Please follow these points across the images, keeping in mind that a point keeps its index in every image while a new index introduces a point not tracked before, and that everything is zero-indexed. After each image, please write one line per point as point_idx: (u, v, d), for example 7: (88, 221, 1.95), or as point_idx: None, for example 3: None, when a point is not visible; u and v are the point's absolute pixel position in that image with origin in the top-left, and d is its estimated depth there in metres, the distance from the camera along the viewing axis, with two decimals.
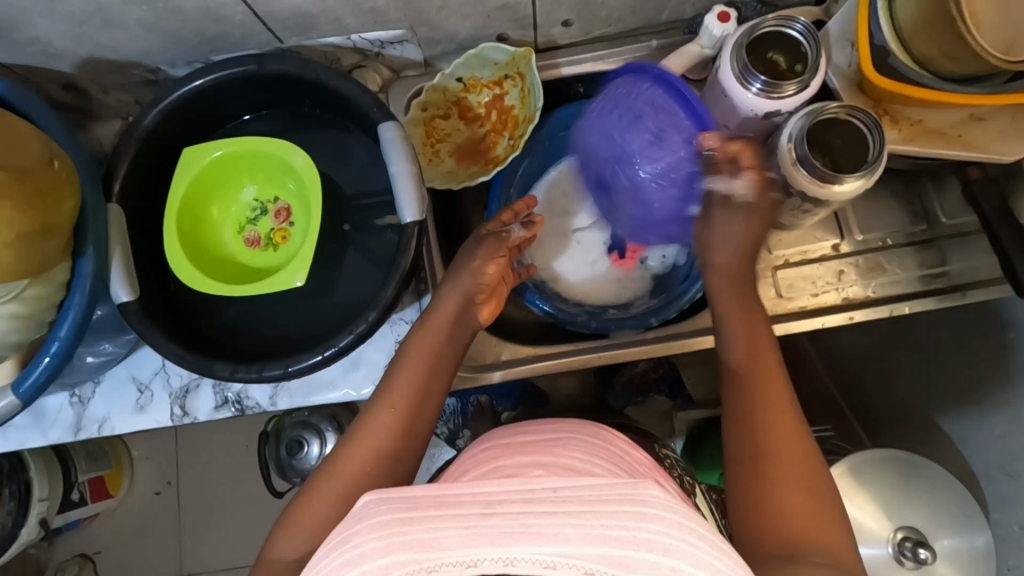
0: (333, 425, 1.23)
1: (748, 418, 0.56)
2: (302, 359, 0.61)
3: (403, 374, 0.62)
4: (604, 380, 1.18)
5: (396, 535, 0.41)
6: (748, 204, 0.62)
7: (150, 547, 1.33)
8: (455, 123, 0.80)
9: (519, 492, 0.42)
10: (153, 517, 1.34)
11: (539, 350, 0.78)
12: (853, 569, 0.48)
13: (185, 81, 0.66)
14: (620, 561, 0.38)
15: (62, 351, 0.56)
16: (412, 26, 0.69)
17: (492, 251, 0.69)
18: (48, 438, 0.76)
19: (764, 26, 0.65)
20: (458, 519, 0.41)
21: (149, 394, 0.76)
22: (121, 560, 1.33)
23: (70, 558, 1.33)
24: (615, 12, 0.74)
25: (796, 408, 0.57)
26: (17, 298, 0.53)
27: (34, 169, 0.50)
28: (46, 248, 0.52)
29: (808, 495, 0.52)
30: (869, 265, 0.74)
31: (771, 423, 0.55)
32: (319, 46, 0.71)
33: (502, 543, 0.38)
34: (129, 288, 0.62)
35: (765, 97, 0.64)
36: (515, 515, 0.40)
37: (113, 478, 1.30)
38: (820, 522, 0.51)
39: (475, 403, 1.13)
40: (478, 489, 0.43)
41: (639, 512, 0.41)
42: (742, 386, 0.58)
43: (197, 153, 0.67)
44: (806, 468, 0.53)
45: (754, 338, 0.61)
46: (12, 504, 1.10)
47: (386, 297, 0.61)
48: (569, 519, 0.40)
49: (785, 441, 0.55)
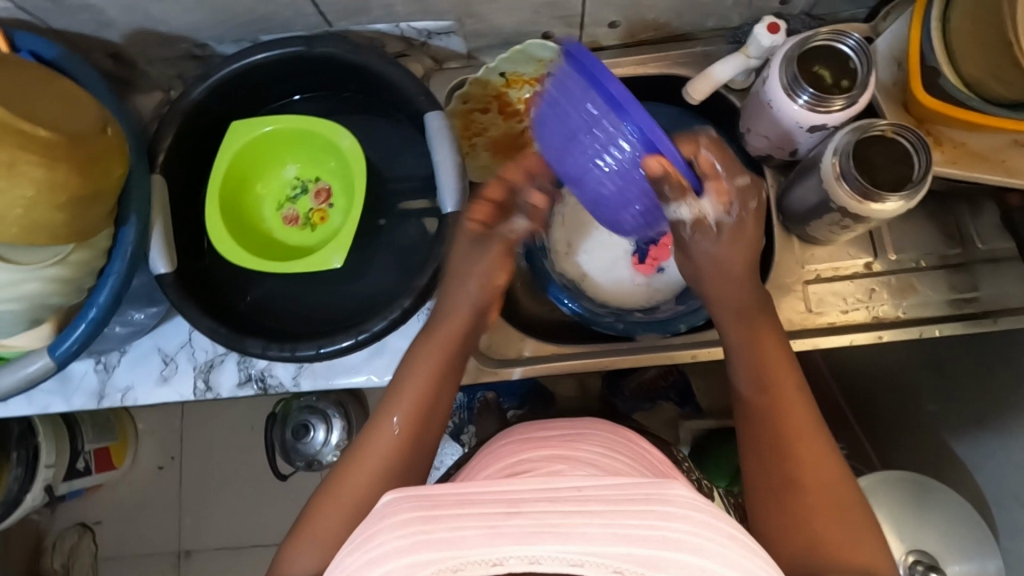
0: (339, 411, 1.24)
1: (767, 441, 0.57)
2: (334, 342, 0.62)
3: (408, 387, 0.59)
4: (612, 383, 1.16)
5: (421, 534, 0.40)
6: (727, 222, 0.62)
7: (151, 520, 1.34)
8: (494, 118, 0.79)
9: (542, 492, 0.42)
10: (155, 491, 1.34)
11: (562, 348, 0.77)
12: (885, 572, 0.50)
13: (233, 59, 0.66)
14: (648, 560, 0.37)
15: (100, 317, 0.56)
16: (459, 17, 0.70)
17: (498, 256, 0.62)
18: (70, 403, 0.77)
19: (817, 39, 0.65)
20: (480, 519, 0.40)
21: (174, 366, 0.77)
22: (122, 531, 1.34)
23: (71, 526, 1.34)
24: (661, 16, 0.74)
25: (812, 422, 0.58)
26: (62, 261, 0.53)
27: (88, 134, 0.50)
28: (94, 213, 0.52)
29: (834, 506, 0.53)
30: (901, 285, 0.74)
31: (797, 448, 0.56)
32: (365, 32, 0.72)
33: (527, 541, 0.38)
34: (168, 260, 0.62)
35: (811, 110, 0.64)
36: (538, 514, 0.40)
37: (119, 449, 1.31)
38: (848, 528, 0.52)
39: (482, 399, 1.13)
40: (500, 489, 0.43)
41: (665, 512, 0.40)
42: (758, 411, 0.59)
43: (247, 126, 0.67)
44: (828, 478, 0.54)
45: (771, 362, 0.61)
46: (19, 469, 1.12)
47: (420, 286, 0.63)
48: (593, 519, 0.39)
49: (813, 463, 0.55)
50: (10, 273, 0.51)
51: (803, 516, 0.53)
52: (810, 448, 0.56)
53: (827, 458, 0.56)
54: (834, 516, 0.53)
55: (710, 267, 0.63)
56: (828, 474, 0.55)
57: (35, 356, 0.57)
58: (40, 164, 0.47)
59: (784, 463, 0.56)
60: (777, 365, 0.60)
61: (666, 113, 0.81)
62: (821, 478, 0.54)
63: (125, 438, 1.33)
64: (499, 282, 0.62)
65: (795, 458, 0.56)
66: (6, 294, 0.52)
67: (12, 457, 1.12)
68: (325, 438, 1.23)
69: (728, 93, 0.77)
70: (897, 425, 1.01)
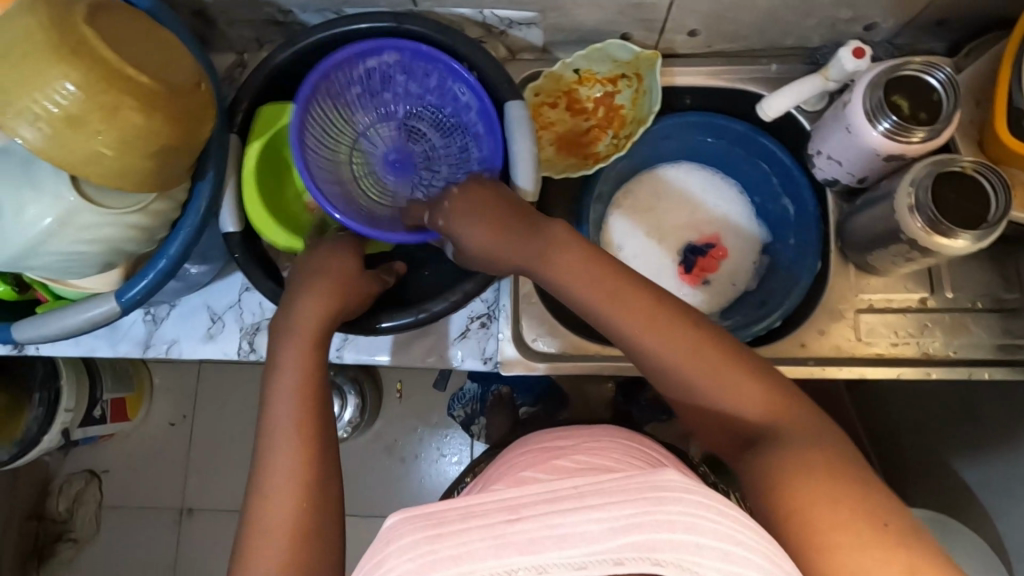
0: (356, 389, 1.29)
1: (685, 389, 0.56)
2: (394, 318, 0.64)
3: (290, 390, 0.58)
4: (628, 393, 1.09)
5: (426, 555, 0.40)
6: (494, 236, 0.61)
7: (158, 474, 1.35)
8: (561, 113, 0.79)
9: (542, 495, 0.43)
10: (164, 446, 1.35)
11: (606, 349, 0.76)
12: (815, 428, 0.53)
13: (317, 29, 0.66)
14: (644, 544, 0.38)
15: (169, 268, 0.57)
16: (543, 10, 0.69)
17: (317, 286, 0.61)
18: (116, 349, 0.78)
19: (907, 68, 0.64)
20: (484, 529, 0.40)
21: (221, 324, 0.77)
22: (129, 482, 1.34)
23: (79, 472, 1.35)
24: (742, 29, 0.73)
25: (704, 343, 0.55)
26: (143, 210, 0.54)
27: (183, 89, 0.49)
28: (178, 166, 0.52)
29: (759, 399, 0.54)
30: (954, 323, 0.73)
31: (706, 380, 0.55)
32: (447, 15, 0.71)
33: (531, 551, 0.38)
34: (236, 220, 0.63)
35: (891, 139, 0.64)
36: (539, 518, 0.40)
37: (134, 402, 1.32)
38: (775, 408, 0.54)
39: (495, 393, 1.16)
40: (501, 497, 0.43)
41: (660, 497, 0.40)
42: (662, 369, 0.56)
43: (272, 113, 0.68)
44: (743, 381, 0.55)
45: (644, 327, 0.56)
46: (39, 409, 1.08)
47: (487, 274, 0.63)
48: (592, 515, 0.39)
49: (716, 374, 0.55)
50: (96, 215, 0.51)
51: (744, 423, 0.54)
52: (706, 365, 0.55)
53: (725, 360, 0.55)
54: (770, 402, 0.54)
55: (550, 266, 0.59)
56: (740, 377, 0.55)
57: (101, 299, 0.58)
58: (139, 110, 0.47)
59: (700, 392, 0.55)
60: (639, 308, 0.56)
61: (735, 128, 0.81)
62: (739, 383, 0.55)
63: (141, 390, 1.33)
64: (326, 304, 0.61)
65: (706, 381, 0.55)
66: (85, 235, 0.52)
67: (35, 399, 1.09)
68: (339, 412, 1.28)
69: (800, 114, 0.76)
70: (918, 463, 1.01)
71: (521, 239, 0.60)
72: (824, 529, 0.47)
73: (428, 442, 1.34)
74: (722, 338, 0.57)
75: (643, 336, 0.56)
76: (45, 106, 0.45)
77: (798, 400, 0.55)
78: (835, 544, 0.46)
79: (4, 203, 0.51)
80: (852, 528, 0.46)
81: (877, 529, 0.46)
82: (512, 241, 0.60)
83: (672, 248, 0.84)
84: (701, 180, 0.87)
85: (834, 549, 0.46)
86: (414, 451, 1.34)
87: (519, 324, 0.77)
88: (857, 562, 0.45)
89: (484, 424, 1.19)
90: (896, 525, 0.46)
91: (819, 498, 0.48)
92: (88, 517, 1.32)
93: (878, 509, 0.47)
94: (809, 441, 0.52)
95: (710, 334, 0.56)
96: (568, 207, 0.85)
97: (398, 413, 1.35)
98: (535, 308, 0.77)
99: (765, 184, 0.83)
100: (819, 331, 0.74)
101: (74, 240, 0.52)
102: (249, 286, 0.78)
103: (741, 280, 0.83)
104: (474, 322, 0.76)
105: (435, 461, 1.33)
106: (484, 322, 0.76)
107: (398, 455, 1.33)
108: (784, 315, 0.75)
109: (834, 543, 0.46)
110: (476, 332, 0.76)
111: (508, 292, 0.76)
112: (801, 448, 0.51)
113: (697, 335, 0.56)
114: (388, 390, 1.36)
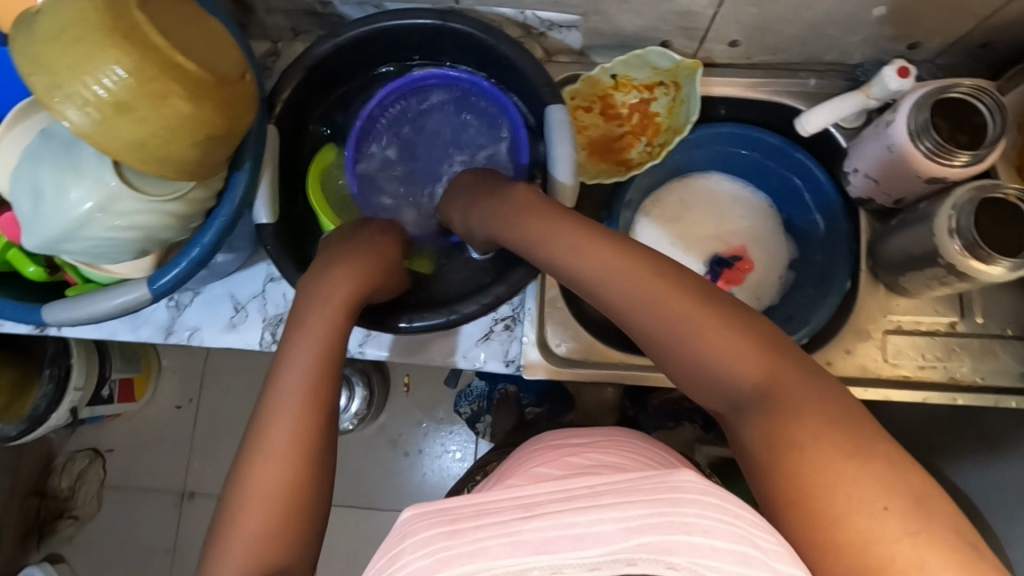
0: (364, 380, 1.29)
1: (666, 351, 0.51)
2: (426, 317, 0.64)
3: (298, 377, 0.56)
4: (636, 397, 1.10)
5: (442, 552, 0.39)
6: (484, 216, 0.63)
7: (160, 456, 1.33)
8: (595, 118, 0.78)
9: (558, 495, 0.42)
10: (168, 429, 1.34)
11: (630, 358, 0.76)
12: (811, 390, 0.45)
13: (357, 23, 0.66)
14: (660, 546, 0.36)
15: (203, 256, 0.56)
16: (586, 13, 0.68)
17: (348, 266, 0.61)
18: (138, 335, 0.78)
19: (956, 90, 0.63)
20: (501, 528, 0.39)
21: (244, 314, 0.77)
22: (132, 463, 1.33)
23: (82, 450, 1.33)
24: (785, 42, 0.72)
25: (685, 298, 0.50)
26: (181, 198, 0.53)
27: (228, 78, 0.49)
28: (218, 157, 0.51)
29: (746, 354, 0.47)
30: (983, 350, 0.72)
31: (686, 337, 0.49)
32: (488, 14, 0.70)
33: (547, 551, 0.37)
34: (270, 211, 0.63)
35: (933, 160, 0.63)
36: (553, 516, 0.39)
37: (141, 383, 1.30)
38: (765, 367, 0.47)
39: (502, 391, 1.16)
40: (518, 496, 0.44)
41: (674, 499, 0.40)
42: (643, 329, 0.51)
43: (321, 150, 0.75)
44: (728, 338, 0.48)
45: (618, 278, 0.52)
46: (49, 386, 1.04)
47: (521, 279, 0.63)
48: (607, 516, 0.38)
49: (703, 332, 0.49)
50: (136, 202, 0.51)
51: (731, 387, 0.48)
52: (692, 324, 0.49)
53: (715, 313, 0.49)
54: (765, 362, 0.47)
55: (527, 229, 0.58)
56: (726, 334, 0.48)
57: (134, 285, 0.57)
58: (187, 99, 0.47)
59: (690, 349, 0.49)
60: (621, 262, 0.53)
61: (770, 141, 0.80)
62: (730, 341, 0.48)
63: (148, 371, 1.31)
64: (351, 288, 0.60)
65: (693, 341, 0.49)
66: (123, 221, 0.52)
67: (45, 375, 1.04)
68: (345, 404, 1.28)
69: (837, 131, 0.76)
70: None
71: (507, 201, 0.61)
72: (825, 517, 0.40)
73: (432, 437, 1.33)
74: (712, 294, 0.51)
75: (625, 293, 0.52)
76: (94, 91, 0.45)
77: (792, 359, 0.48)
78: (848, 535, 0.39)
79: (46, 185, 0.50)
80: (853, 511, 0.39)
81: (874, 512, 0.39)
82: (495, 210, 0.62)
83: (698, 259, 0.83)
84: (731, 193, 0.86)
85: (849, 543, 0.39)
86: (418, 445, 1.33)
87: (543, 328, 0.76)
88: (868, 555, 0.38)
89: (490, 422, 1.18)
90: (902, 506, 0.39)
91: (820, 478, 0.41)
92: (89, 496, 1.31)
93: (882, 485, 0.40)
94: (807, 404, 0.44)
95: (695, 288, 0.51)
96: (596, 212, 0.84)
97: (404, 407, 1.34)
98: (559, 313, 0.77)
99: (796, 199, 0.83)
100: (845, 351, 0.73)
101: (113, 225, 0.52)
102: (274, 277, 0.77)
103: (766, 294, 0.82)
104: (499, 324, 0.75)
105: (437, 456, 1.33)
106: (508, 325, 0.76)
107: (402, 449, 1.33)
108: (809, 333, 0.74)
109: (839, 539, 0.39)
110: (500, 334, 0.75)
111: (533, 296, 0.75)
112: (797, 413, 0.44)
113: (684, 290, 0.50)
114: (394, 383, 1.35)
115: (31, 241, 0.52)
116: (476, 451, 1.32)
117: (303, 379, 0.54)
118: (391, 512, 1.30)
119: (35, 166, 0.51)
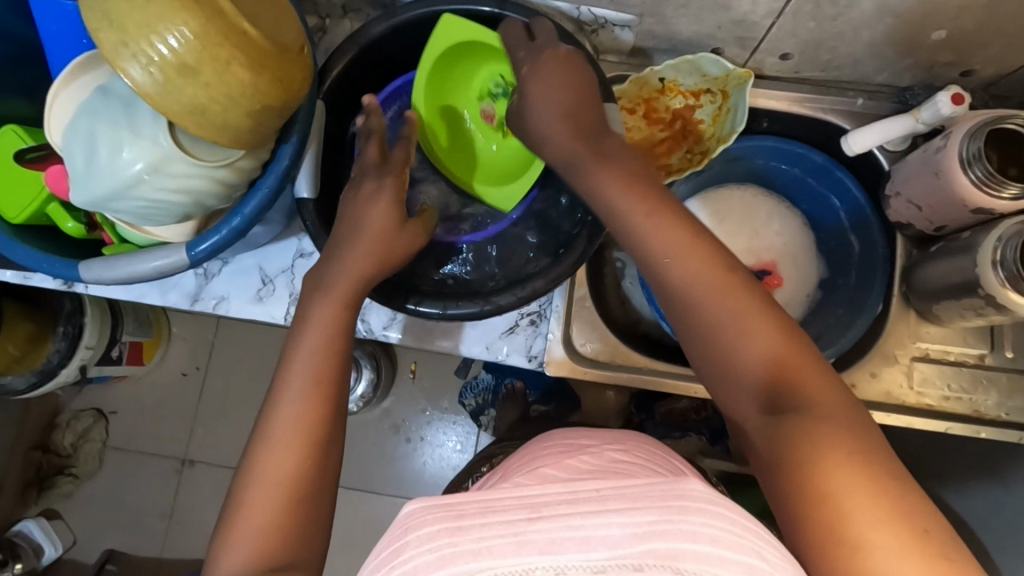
0: (372, 364, 1.26)
1: (705, 334, 0.50)
2: (460, 306, 0.64)
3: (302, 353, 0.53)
4: (642, 404, 1.08)
5: (446, 547, 0.35)
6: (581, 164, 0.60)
7: (163, 421, 1.33)
8: (638, 119, 0.77)
9: (563, 494, 0.38)
10: (174, 395, 1.34)
11: (653, 362, 0.76)
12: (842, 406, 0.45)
13: (413, 6, 0.66)
14: (666, 552, 0.34)
15: (243, 226, 0.55)
16: (642, 14, 0.68)
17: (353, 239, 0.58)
18: (164, 299, 0.77)
19: (1014, 120, 0.62)
20: (504, 526, 0.36)
21: (271, 288, 0.77)
22: (136, 425, 1.33)
23: (85, 410, 1.32)
24: (837, 60, 0.71)
25: (740, 286, 0.49)
26: (230, 166, 0.53)
27: (290, 50, 0.49)
28: (267, 126, 0.51)
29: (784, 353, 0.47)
30: (1011, 385, 0.72)
31: (730, 323, 0.49)
32: (544, 7, 0.70)
33: (552, 550, 0.34)
34: (311, 186, 0.63)
35: (980, 188, 0.62)
36: (560, 518, 0.36)
37: (150, 347, 1.29)
38: (800, 372, 0.47)
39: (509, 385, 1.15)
40: (521, 494, 0.39)
41: (682, 506, 0.37)
42: (686, 307, 0.50)
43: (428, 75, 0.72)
44: (770, 334, 0.48)
45: (671, 252, 0.51)
46: (62, 343, 1.03)
47: (556, 274, 0.63)
48: (615, 518, 0.36)
49: (735, 319, 0.48)
50: (187, 165, 0.51)
51: (763, 381, 0.47)
52: (725, 306, 0.49)
53: (759, 311, 0.49)
54: (794, 365, 0.47)
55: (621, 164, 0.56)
56: (769, 332, 0.48)
57: (172, 249, 0.57)
58: (248, 67, 0.46)
59: (725, 337, 0.49)
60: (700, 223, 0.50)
61: (812, 159, 0.79)
62: (766, 341, 0.47)
63: (159, 336, 1.30)
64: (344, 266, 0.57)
65: (719, 327, 0.49)
66: (170, 183, 0.52)
67: (59, 331, 1.03)
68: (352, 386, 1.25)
69: (881, 153, 0.76)
70: None
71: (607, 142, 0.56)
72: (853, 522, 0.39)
73: (434, 425, 1.33)
74: (749, 287, 0.50)
75: (676, 271, 0.51)
76: (158, 51, 0.45)
77: (820, 368, 0.47)
78: (846, 536, 0.39)
79: (102, 142, 0.51)
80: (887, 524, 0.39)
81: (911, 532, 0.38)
82: (595, 154, 0.57)
83: None
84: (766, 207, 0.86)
85: (840, 537, 0.39)
86: (420, 432, 1.33)
87: (568, 326, 0.76)
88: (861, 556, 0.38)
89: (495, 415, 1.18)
90: (932, 530, 0.39)
91: (851, 490, 0.40)
92: (91, 454, 1.30)
93: (898, 503, 0.40)
94: (839, 415, 0.44)
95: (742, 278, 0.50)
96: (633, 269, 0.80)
97: (409, 393, 1.34)
98: (587, 313, 0.77)
99: (833, 220, 0.82)
100: (871, 374, 0.73)
101: (161, 187, 0.52)
102: (305, 254, 0.77)
103: (792, 311, 0.81)
104: (525, 320, 0.74)
105: (437, 446, 1.33)
106: (534, 320, 0.75)
107: (404, 435, 1.33)
108: (837, 354, 0.72)
109: (872, 547, 0.38)
110: (525, 329, 0.74)
111: (562, 295, 0.74)
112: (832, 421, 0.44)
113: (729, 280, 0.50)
114: (402, 368, 1.35)
115: (78, 198, 0.53)
116: (477, 444, 1.32)
117: (328, 357, 0.53)
118: (387, 496, 1.30)
119: (93, 121, 0.51)
